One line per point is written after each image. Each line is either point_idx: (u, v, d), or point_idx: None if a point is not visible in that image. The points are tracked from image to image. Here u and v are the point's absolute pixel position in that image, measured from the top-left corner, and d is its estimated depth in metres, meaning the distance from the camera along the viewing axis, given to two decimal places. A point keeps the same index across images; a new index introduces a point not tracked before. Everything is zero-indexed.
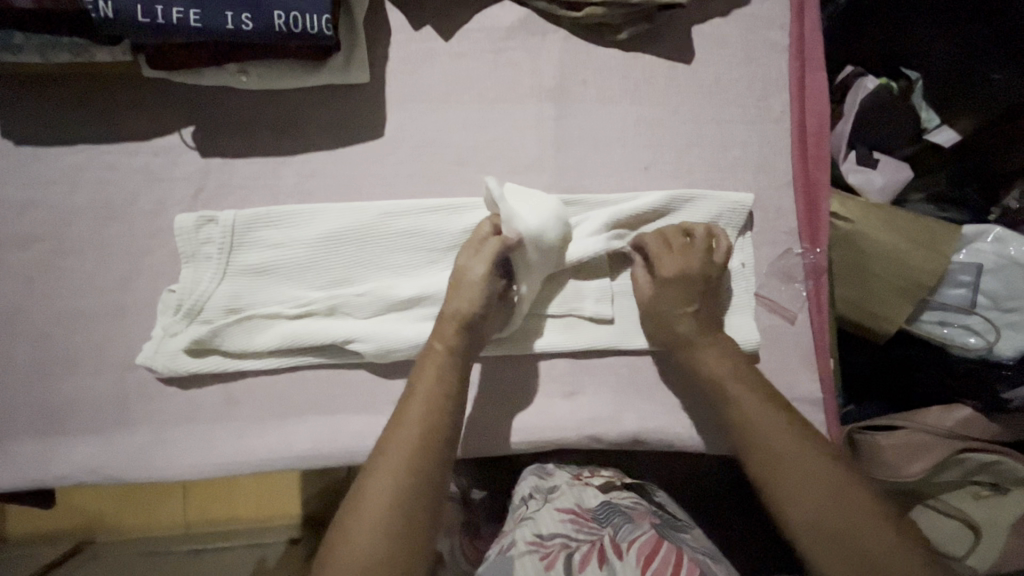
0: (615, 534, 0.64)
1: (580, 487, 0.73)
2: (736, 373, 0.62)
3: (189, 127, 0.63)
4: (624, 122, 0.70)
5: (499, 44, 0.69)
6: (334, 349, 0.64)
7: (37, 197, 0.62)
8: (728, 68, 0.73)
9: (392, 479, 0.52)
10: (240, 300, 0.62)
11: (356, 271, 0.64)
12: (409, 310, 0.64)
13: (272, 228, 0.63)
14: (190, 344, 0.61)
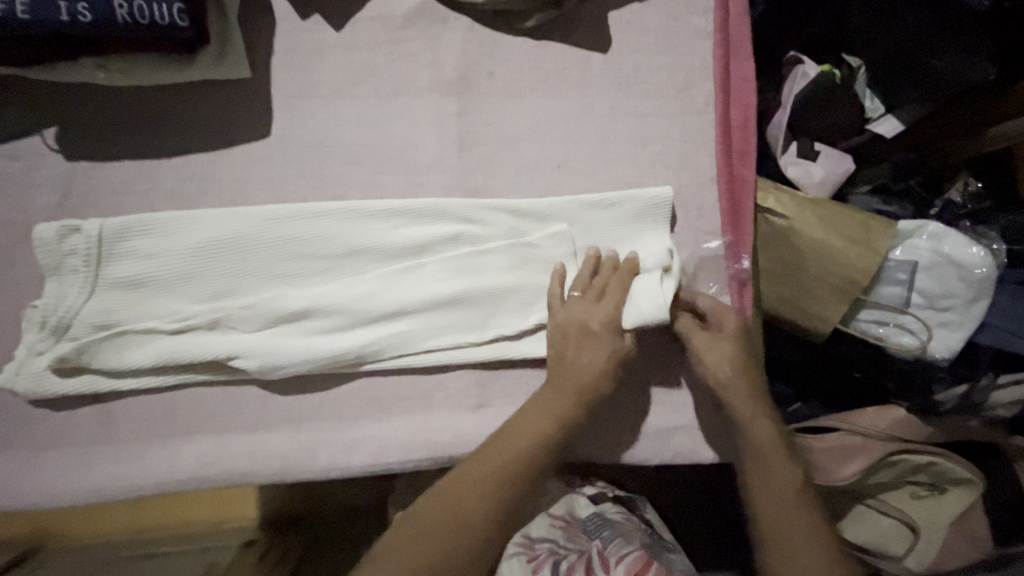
0: (603, 548, 0.68)
1: (571, 497, 0.74)
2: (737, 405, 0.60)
3: (52, 127, 0.58)
4: (533, 117, 0.66)
5: (397, 33, 0.64)
6: (218, 365, 0.60)
7: None
8: (645, 58, 0.68)
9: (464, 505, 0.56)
10: (111, 314, 0.57)
11: (241, 281, 0.60)
12: (300, 323, 0.60)
13: (145, 238, 0.58)
14: (55, 363, 0.56)
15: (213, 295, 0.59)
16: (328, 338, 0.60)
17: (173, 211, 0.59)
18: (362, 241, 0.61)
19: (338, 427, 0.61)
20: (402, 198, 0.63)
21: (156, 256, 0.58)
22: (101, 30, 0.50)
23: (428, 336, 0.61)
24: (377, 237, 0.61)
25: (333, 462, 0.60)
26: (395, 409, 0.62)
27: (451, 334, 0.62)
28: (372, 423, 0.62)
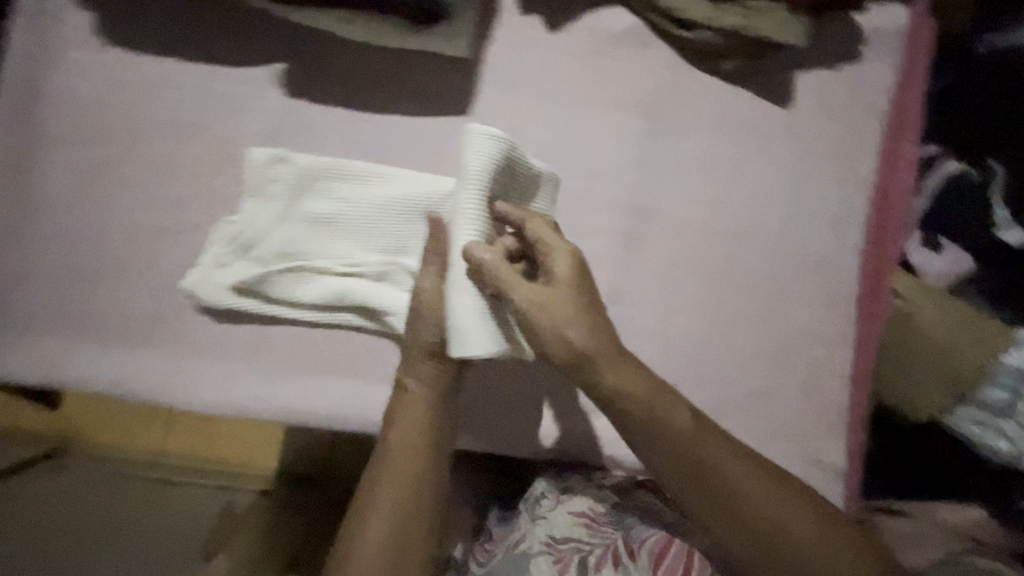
0: (627, 536, 0.63)
1: (590, 492, 0.67)
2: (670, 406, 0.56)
3: (281, 64, 0.63)
4: (708, 152, 0.69)
5: (605, 48, 0.67)
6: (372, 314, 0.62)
7: (117, 97, 0.60)
8: (821, 121, 0.71)
9: (399, 480, 0.58)
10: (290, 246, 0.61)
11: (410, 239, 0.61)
12: None
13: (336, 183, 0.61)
14: (237, 280, 0.60)
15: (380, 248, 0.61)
16: None
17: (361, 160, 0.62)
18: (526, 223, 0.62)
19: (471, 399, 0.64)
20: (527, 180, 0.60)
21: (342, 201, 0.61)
22: None
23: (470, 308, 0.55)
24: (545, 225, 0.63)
25: (454, 434, 0.62)
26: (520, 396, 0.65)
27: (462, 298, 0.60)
28: None
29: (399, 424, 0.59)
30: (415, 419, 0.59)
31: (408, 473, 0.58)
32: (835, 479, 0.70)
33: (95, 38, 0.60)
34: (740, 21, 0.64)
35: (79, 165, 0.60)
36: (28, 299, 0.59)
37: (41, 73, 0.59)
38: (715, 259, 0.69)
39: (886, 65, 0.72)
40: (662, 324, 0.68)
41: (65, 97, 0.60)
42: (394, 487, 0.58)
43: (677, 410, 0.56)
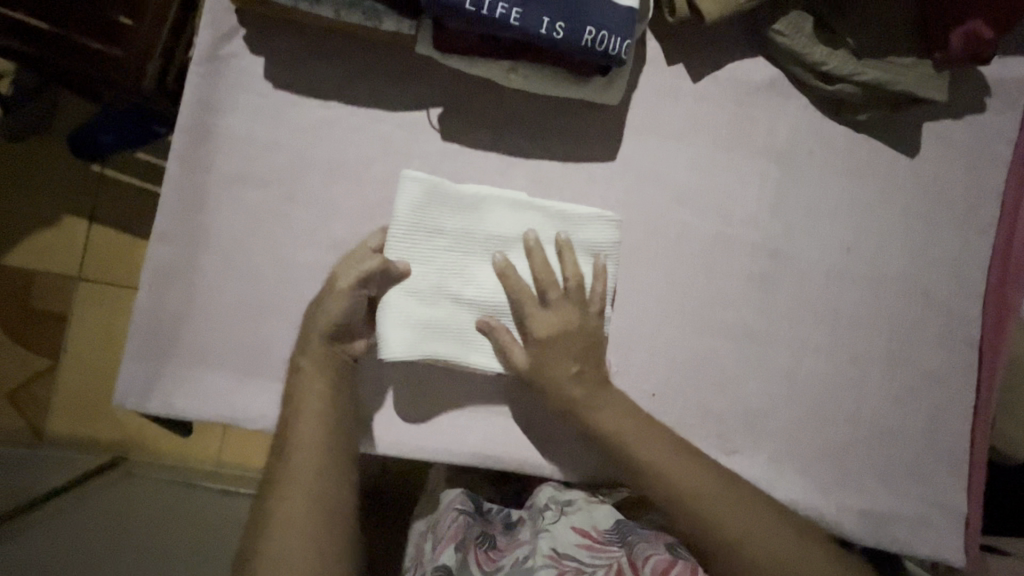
0: (631, 552, 0.59)
1: (594, 506, 0.65)
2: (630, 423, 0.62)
3: (438, 107, 0.64)
4: (837, 199, 0.71)
5: (744, 97, 0.69)
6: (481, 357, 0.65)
7: (284, 140, 0.62)
8: (946, 170, 0.73)
9: (314, 474, 0.57)
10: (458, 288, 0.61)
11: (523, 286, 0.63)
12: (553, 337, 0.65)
13: (489, 222, 0.62)
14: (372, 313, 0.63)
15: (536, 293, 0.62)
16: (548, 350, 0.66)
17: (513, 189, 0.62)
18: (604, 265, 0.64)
19: None
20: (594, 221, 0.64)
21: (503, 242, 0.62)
22: (561, 46, 0.54)
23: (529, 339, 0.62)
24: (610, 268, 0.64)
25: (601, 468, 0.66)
26: None
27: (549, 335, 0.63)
28: None
29: (310, 380, 0.58)
30: (315, 407, 0.58)
31: (317, 467, 0.57)
32: (953, 520, 0.72)
33: (264, 81, 0.62)
34: (884, 76, 0.65)
35: (246, 207, 0.62)
36: (196, 339, 0.61)
37: (213, 119, 0.61)
38: (840, 301, 0.71)
39: (1009, 116, 0.74)
40: (792, 364, 0.71)
41: (235, 138, 0.61)
42: (299, 463, 0.57)
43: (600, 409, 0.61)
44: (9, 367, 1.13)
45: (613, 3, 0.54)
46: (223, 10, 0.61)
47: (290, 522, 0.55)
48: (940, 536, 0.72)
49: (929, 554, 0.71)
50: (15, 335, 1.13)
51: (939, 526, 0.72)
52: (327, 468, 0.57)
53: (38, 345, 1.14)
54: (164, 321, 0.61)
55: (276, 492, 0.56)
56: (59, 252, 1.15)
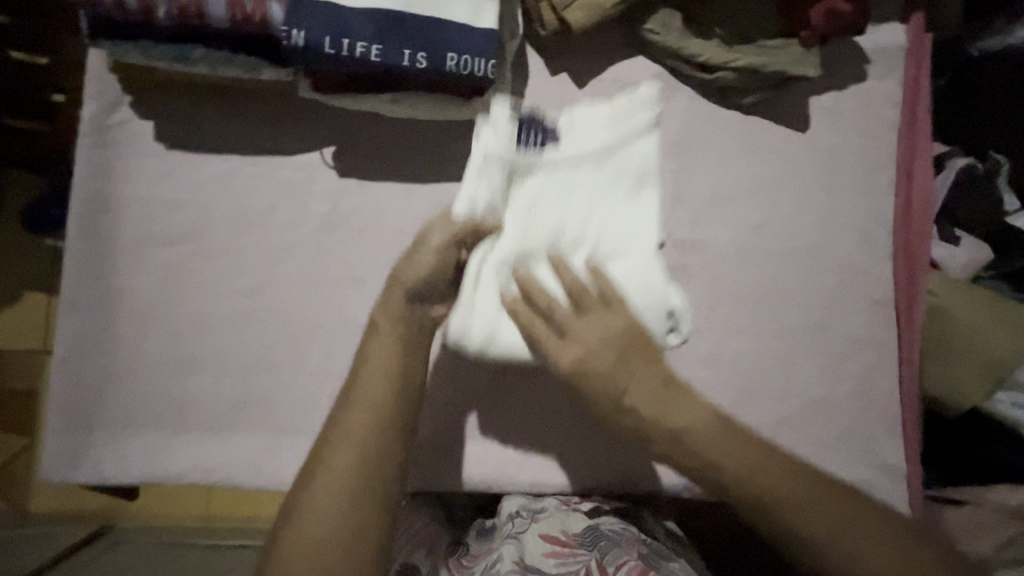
0: (602, 558, 0.64)
1: (569, 519, 0.67)
2: (635, 372, 0.59)
3: (331, 146, 0.66)
4: (738, 181, 0.73)
5: (631, 96, 0.71)
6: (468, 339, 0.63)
7: (183, 197, 0.63)
8: (839, 139, 0.75)
9: (361, 424, 0.54)
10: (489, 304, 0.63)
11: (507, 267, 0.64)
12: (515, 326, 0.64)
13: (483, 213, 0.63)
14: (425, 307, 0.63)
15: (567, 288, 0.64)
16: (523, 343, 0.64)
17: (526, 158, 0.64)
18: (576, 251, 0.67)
19: (542, 445, 0.68)
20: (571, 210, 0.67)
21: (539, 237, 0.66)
22: (427, 74, 0.57)
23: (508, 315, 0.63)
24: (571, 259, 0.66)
25: (538, 478, 0.68)
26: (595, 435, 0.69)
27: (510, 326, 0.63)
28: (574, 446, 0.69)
29: (379, 370, 0.56)
30: (387, 349, 0.57)
31: (374, 411, 0.55)
32: (895, 478, 0.74)
33: (156, 143, 0.63)
34: (757, 60, 0.67)
35: (155, 268, 0.63)
36: (122, 404, 0.62)
37: (112, 187, 0.62)
38: (759, 280, 0.73)
39: (890, 81, 0.76)
40: (716, 347, 0.72)
41: (136, 203, 0.63)
42: (344, 452, 0.53)
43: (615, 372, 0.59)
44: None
45: (472, 27, 0.56)
46: (107, 80, 0.62)
47: (333, 462, 0.53)
48: (887, 496, 0.73)
49: None
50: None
51: (884, 485, 0.73)
52: (387, 411, 0.55)
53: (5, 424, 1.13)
54: (88, 389, 0.61)
55: (331, 437, 0.54)
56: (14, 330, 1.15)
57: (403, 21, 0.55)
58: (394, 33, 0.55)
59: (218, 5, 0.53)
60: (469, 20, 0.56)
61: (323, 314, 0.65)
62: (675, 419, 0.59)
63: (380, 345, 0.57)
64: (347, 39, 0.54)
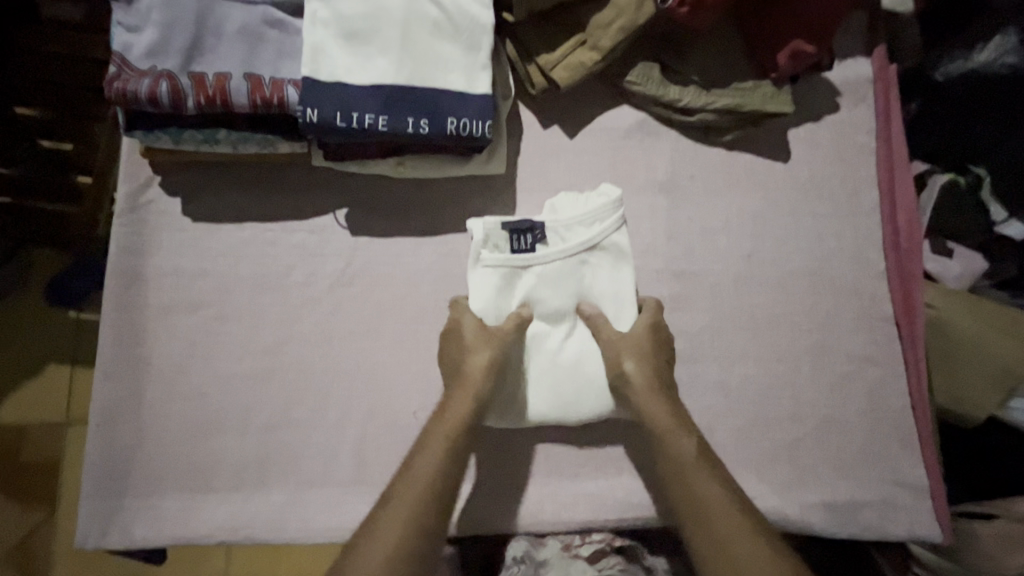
0: None
1: (569, 567, 0.66)
2: (695, 472, 0.61)
3: (343, 209, 0.71)
4: (727, 213, 0.77)
5: (618, 142, 0.76)
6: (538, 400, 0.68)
7: (207, 265, 0.68)
8: (819, 166, 0.80)
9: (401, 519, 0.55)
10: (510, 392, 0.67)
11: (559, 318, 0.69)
12: (579, 377, 0.68)
13: (526, 275, 0.69)
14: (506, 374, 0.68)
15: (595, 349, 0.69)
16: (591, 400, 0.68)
17: (525, 260, 0.67)
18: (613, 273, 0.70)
19: (560, 482, 0.69)
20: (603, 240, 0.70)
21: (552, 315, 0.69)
22: (430, 138, 0.62)
23: (567, 366, 0.68)
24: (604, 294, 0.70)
25: (559, 515, 0.68)
26: (610, 469, 0.70)
27: (574, 385, 0.68)
28: (590, 481, 0.70)
29: (426, 464, 0.59)
30: (437, 443, 0.60)
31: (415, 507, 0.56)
32: (918, 495, 0.73)
33: (182, 217, 0.68)
34: (733, 101, 0.73)
35: (182, 333, 0.67)
36: (151, 467, 0.64)
37: (140, 260, 0.67)
38: (756, 305, 0.76)
39: (861, 110, 0.81)
40: (723, 373, 0.74)
41: (164, 273, 0.67)
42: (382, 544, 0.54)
43: (677, 440, 0.62)
44: (7, 526, 1.14)
45: (469, 94, 0.62)
46: (137, 163, 0.68)
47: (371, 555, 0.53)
48: (912, 515, 0.73)
49: (903, 535, 0.72)
50: (12, 491, 1.15)
51: (907, 502, 0.73)
52: (427, 506, 0.57)
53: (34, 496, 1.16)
54: (119, 454, 0.64)
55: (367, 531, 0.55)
56: (43, 401, 1.19)
57: (407, 94, 0.61)
58: (399, 105, 0.61)
59: (240, 94, 0.58)
60: (465, 88, 0.63)
61: (340, 366, 0.68)
62: (726, 508, 0.58)
63: (433, 440, 0.60)
64: (356, 113, 0.59)
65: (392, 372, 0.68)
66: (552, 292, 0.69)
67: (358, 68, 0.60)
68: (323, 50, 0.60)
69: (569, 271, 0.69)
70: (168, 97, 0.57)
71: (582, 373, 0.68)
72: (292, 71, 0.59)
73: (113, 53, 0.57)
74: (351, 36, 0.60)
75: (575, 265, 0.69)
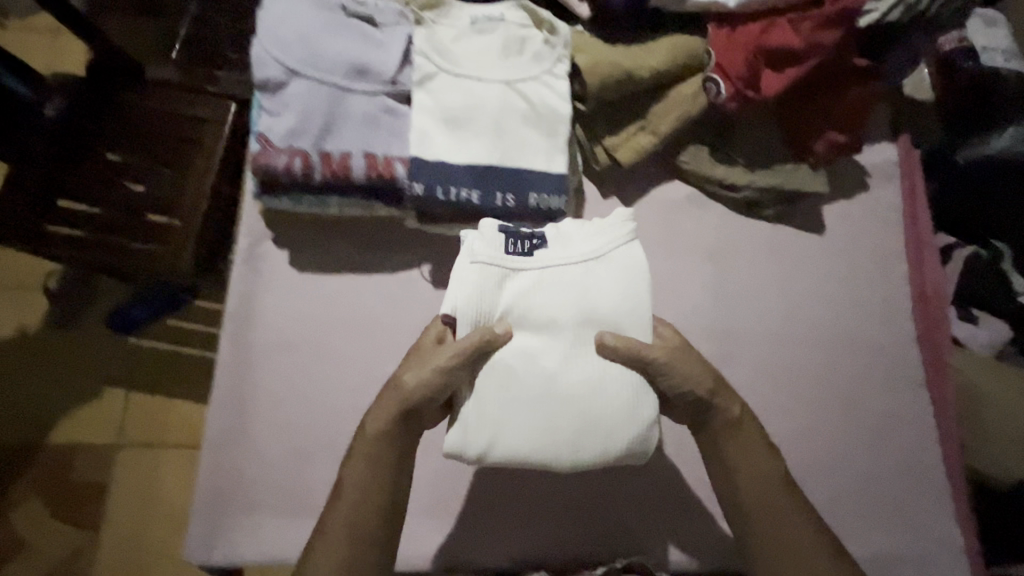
0: None
1: None
2: (752, 442, 0.66)
3: (427, 263, 0.80)
4: (767, 279, 0.85)
5: (671, 213, 0.85)
6: (534, 420, 0.62)
7: (307, 310, 0.77)
8: (851, 239, 0.88)
9: (341, 526, 0.61)
10: (490, 414, 0.62)
11: (562, 328, 0.64)
12: (578, 402, 0.62)
13: (520, 277, 0.65)
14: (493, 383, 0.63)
15: (593, 368, 0.63)
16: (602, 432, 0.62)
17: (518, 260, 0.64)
18: (624, 283, 0.65)
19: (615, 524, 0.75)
20: (614, 251, 0.66)
21: (544, 325, 0.65)
22: (514, 210, 0.71)
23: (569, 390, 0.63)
24: (610, 303, 0.65)
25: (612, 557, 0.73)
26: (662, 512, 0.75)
27: (578, 409, 0.62)
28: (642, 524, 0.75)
29: (354, 480, 0.63)
30: (363, 462, 0.63)
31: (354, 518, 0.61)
32: (952, 554, 0.77)
33: (289, 267, 0.78)
34: (775, 181, 0.82)
35: (280, 370, 0.75)
36: (244, 490, 0.71)
37: (250, 304, 0.77)
38: (794, 365, 0.82)
39: (889, 189, 0.90)
40: (765, 427, 0.80)
41: (270, 316, 0.76)
42: (323, 551, 0.60)
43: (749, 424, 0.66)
44: (57, 543, 1.21)
45: (548, 173, 0.72)
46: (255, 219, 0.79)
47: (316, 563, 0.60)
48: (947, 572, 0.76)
49: None
50: (63, 515, 1.23)
51: (941, 559, 0.77)
52: (359, 517, 0.61)
53: (82, 519, 1.22)
54: (222, 476, 0.71)
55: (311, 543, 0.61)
56: (105, 421, 1.28)
57: (497, 173, 0.71)
58: (489, 181, 0.70)
59: (359, 168, 0.68)
60: (546, 168, 0.72)
61: None
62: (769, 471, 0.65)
63: (359, 459, 0.63)
64: (453, 187, 0.69)
65: None
66: (552, 297, 0.65)
67: (455, 148, 0.70)
68: (427, 134, 0.70)
69: (576, 277, 0.66)
70: (301, 170, 0.68)
71: (582, 393, 0.63)
72: (401, 148, 0.70)
73: (257, 134, 0.69)
74: (451, 121, 0.71)
75: (581, 273, 0.66)
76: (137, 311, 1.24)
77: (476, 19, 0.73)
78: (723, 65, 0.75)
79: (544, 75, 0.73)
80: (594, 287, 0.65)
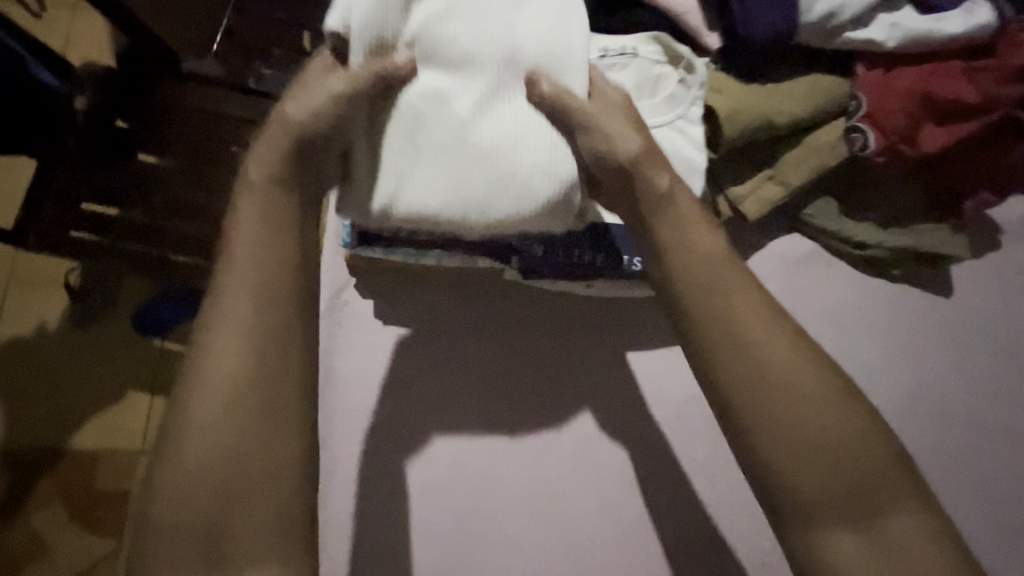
0: None
1: None
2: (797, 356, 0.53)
3: (524, 315, 0.74)
4: (891, 347, 0.78)
5: (790, 269, 0.77)
6: (461, 150, 0.56)
7: (396, 367, 0.71)
8: (981, 304, 0.80)
9: (216, 408, 0.49)
10: (405, 153, 0.57)
11: (461, 82, 0.57)
12: (474, 143, 0.56)
13: (432, 80, 0.57)
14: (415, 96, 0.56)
15: (512, 122, 0.56)
16: (518, 157, 0.56)
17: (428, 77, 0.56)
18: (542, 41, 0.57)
19: None
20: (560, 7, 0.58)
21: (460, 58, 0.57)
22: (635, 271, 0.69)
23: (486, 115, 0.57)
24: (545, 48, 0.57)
25: None
26: None
27: (499, 126, 0.56)
28: None
29: (223, 356, 0.50)
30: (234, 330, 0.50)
31: (217, 401, 0.49)
32: None
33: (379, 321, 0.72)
34: (912, 241, 0.74)
35: (367, 430, 0.68)
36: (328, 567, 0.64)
37: (336, 357, 0.70)
38: (923, 444, 0.75)
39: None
40: None
41: (356, 375, 0.70)
42: (208, 379, 0.49)
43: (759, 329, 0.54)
44: (72, 552, 1.05)
45: None
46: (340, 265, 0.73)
47: (194, 440, 0.48)
48: None
49: None
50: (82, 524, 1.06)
51: None
52: (237, 390, 0.49)
53: (108, 528, 1.06)
54: None
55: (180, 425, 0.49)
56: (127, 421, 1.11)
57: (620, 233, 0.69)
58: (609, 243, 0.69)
59: None
60: None
61: (517, 478, 0.68)
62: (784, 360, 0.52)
63: (229, 333, 0.50)
64: (577, 249, 0.69)
65: (567, 488, 0.68)
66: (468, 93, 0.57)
67: None
68: (446, 97, 0.56)
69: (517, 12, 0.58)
70: None
71: (508, 125, 0.56)
72: (408, 116, 0.57)
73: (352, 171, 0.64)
74: (483, 83, 0.57)
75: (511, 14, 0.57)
76: (170, 310, 1.01)
77: (607, 53, 0.68)
78: (875, 113, 0.67)
79: (679, 120, 0.67)
80: (542, 52, 0.57)
